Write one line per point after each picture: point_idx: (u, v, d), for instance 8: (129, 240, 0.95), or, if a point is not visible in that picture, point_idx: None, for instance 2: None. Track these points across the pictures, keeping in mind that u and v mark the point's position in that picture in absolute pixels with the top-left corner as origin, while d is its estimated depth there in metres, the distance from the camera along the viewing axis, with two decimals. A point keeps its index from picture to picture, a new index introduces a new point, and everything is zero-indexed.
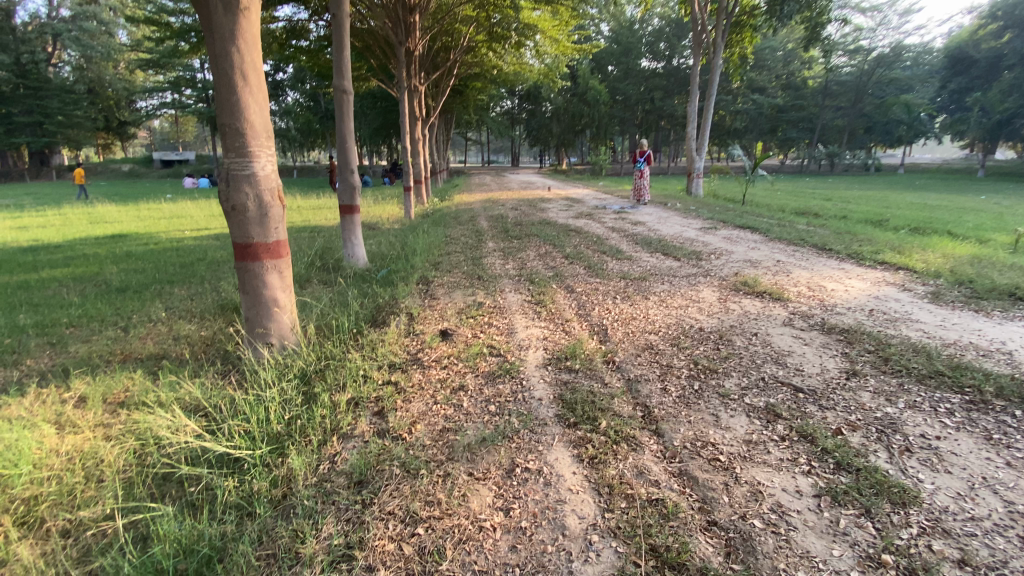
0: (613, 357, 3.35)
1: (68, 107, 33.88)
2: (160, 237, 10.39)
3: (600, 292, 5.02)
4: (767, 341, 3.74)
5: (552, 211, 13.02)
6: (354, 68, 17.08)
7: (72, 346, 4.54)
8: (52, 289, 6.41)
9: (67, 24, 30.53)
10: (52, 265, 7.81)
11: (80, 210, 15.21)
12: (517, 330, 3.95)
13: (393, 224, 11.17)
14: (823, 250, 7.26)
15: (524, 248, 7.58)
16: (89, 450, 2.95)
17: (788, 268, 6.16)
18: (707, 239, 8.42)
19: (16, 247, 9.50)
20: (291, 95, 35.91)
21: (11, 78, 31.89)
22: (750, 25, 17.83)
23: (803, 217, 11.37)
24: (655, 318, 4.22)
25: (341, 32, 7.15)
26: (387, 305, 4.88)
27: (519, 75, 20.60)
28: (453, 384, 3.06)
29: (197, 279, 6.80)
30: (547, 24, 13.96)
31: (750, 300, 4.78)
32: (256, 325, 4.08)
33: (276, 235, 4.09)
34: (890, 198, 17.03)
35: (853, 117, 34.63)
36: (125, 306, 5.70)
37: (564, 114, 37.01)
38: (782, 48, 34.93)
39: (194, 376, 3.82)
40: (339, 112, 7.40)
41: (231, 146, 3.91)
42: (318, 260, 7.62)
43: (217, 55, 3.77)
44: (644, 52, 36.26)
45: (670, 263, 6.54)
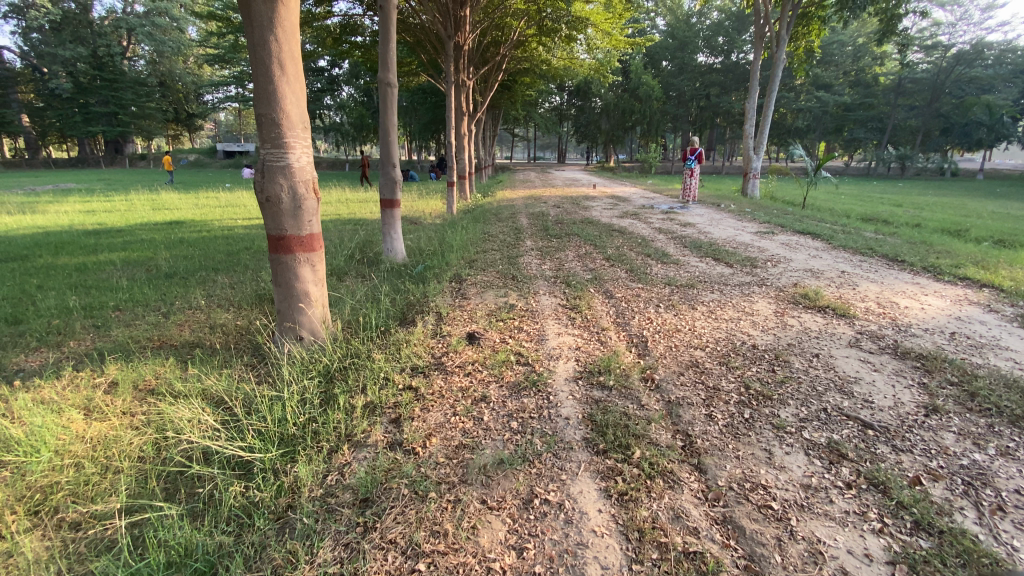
0: (653, 375, 3.04)
1: (141, 99, 36.89)
2: (213, 225, 10.77)
3: (641, 299, 4.68)
4: (830, 365, 3.34)
5: (596, 209, 12.65)
6: (405, 63, 17.22)
7: (114, 330, 4.66)
8: (106, 272, 6.69)
9: (141, 19, 32.37)
10: (111, 249, 8.18)
11: (146, 197, 16.04)
12: (548, 337, 3.71)
13: (435, 219, 11.15)
14: (894, 262, 6.60)
15: (563, 248, 7.30)
16: (112, 437, 2.95)
17: (854, 281, 5.60)
18: (762, 244, 7.87)
19: (82, 229, 10.06)
20: (346, 90, 36.89)
21: (91, 70, 34.28)
22: (818, 17, 16.74)
23: (870, 224, 10.50)
24: (702, 331, 3.87)
25: (387, 25, 7.08)
26: (418, 302, 4.74)
27: (569, 70, 20.16)
28: (474, 394, 2.86)
29: (240, 267, 6.93)
30: (598, 17, 13.56)
31: (810, 315, 4.34)
32: (286, 318, 4.03)
33: (310, 228, 4.00)
34: (968, 205, 15.59)
35: (928, 117, 32.06)
36: (170, 292, 5.83)
37: (614, 111, 36.21)
38: (852, 42, 32.71)
39: (223, 368, 3.80)
40: (383, 106, 7.33)
41: (267, 136, 3.83)
42: (358, 253, 7.63)
43: (255, 45, 3.69)
44: (701, 46, 34.82)
45: (720, 269, 6.11)
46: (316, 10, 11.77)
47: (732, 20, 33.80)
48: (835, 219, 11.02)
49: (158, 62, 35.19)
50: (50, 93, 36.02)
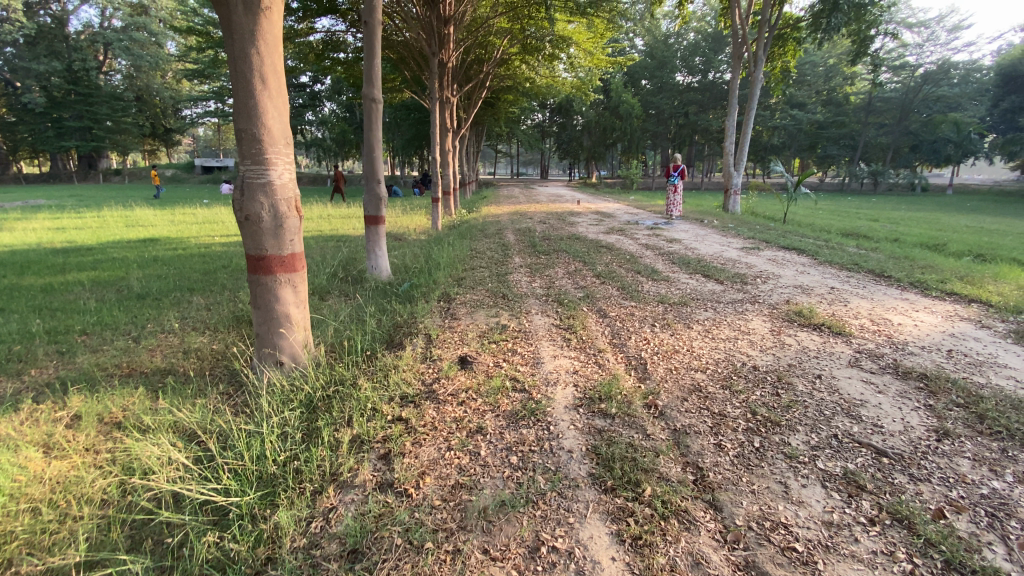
0: (655, 401, 2.91)
1: (117, 113, 36.05)
2: (189, 243, 10.42)
3: (636, 318, 4.57)
4: (833, 387, 3.24)
5: (582, 225, 12.65)
6: (388, 79, 17.19)
7: (80, 357, 4.37)
8: (73, 294, 6.36)
9: (118, 33, 31.91)
10: (80, 268, 7.81)
11: (119, 213, 15.55)
12: (544, 360, 3.55)
13: (419, 235, 10.98)
14: (881, 277, 6.64)
15: (552, 265, 7.19)
16: (72, 479, 2.69)
17: (845, 297, 5.59)
18: (750, 260, 7.87)
19: (50, 248, 9.64)
20: (328, 105, 36.78)
21: (65, 84, 33.57)
22: (794, 38, 17.24)
23: (852, 239, 10.63)
24: (700, 352, 3.76)
25: (372, 39, 6.96)
26: (405, 324, 4.56)
27: (551, 87, 20.35)
28: (469, 426, 2.68)
29: (218, 287, 6.67)
30: (581, 36, 13.73)
31: (807, 334, 4.27)
32: (265, 342, 3.82)
33: (291, 247, 3.81)
34: (942, 220, 16.03)
35: (898, 135, 33.19)
36: (142, 314, 5.55)
37: (595, 128, 36.74)
38: (823, 63, 33.83)
39: (197, 398, 3.56)
40: (367, 122, 7.19)
41: (247, 152, 3.66)
42: (342, 271, 7.41)
43: (236, 57, 3.53)
44: (679, 66, 35.61)
45: (711, 286, 6.06)
46: (299, 27, 11.70)
47: (709, 41, 34.69)
48: (817, 235, 11.17)
49: (135, 77, 34.67)
50: (21, 108, 35.12)
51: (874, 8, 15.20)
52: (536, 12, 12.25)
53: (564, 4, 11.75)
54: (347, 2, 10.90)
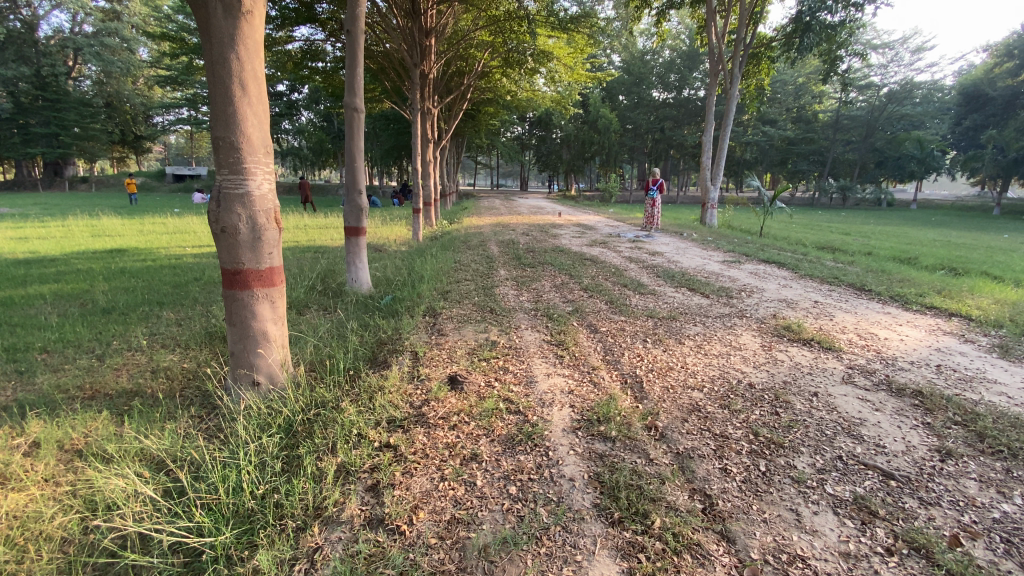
0: (655, 422, 2.81)
1: (86, 120, 34.73)
2: (160, 254, 10.02)
3: (626, 333, 4.50)
4: (831, 405, 3.19)
5: (565, 237, 12.68)
6: (369, 90, 17.05)
7: (39, 377, 4.04)
8: (33, 308, 5.98)
9: (89, 38, 31.13)
10: (41, 280, 7.39)
11: (84, 222, 14.95)
12: (537, 379, 3.43)
13: (401, 247, 10.81)
14: (862, 291, 6.73)
15: (538, 278, 7.10)
16: (28, 514, 2.43)
17: (830, 311, 5.62)
18: (732, 273, 7.94)
19: (9, 258, 9.16)
20: (306, 115, 36.40)
21: (31, 89, 32.47)
22: (767, 57, 17.77)
23: (830, 253, 10.83)
24: (695, 368, 3.69)
25: (355, 48, 6.83)
26: (390, 340, 4.39)
27: (532, 101, 20.46)
28: (463, 453, 2.54)
29: (189, 301, 6.37)
30: (562, 50, 13.83)
31: (798, 349, 4.24)
32: (242, 361, 3.61)
33: (270, 261, 3.63)
34: (910, 233, 16.53)
35: (864, 151, 34.42)
36: (108, 330, 5.23)
37: (575, 142, 37.19)
38: (793, 82, 34.95)
39: (166, 423, 3.31)
40: (348, 132, 7.03)
41: (225, 161, 3.47)
42: (320, 283, 7.18)
43: (214, 62, 3.36)
44: (655, 82, 36.36)
45: (698, 299, 6.05)
46: (277, 35, 11.53)
47: (684, 59, 35.17)
48: (795, 248, 11.37)
49: (105, 83, 33.81)
50: None
51: (844, 29, 15.71)
52: (518, 26, 12.29)
53: (545, 18, 11.81)
54: (326, 11, 10.78)
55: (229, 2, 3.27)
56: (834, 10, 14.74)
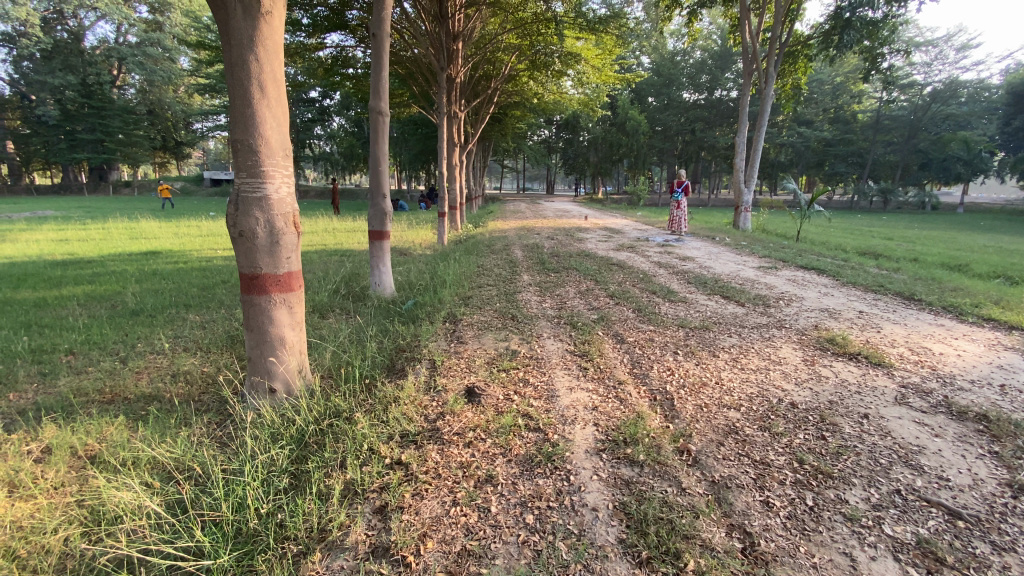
0: (688, 445, 2.59)
1: (128, 126, 36.35)
2: (191, 256, 10.24)
3: (656, 344, 4.25)
4: (885, 428, 2.89)
5: (591, 241, 12.45)
6: (397, 94, 17.16)
7: (62, 379, 4.08)
8: (66, 309, 6.12)
9: (134, 49, 32.54)
10: (77, 282, 7.60)
11: (125, 225, 15.48)
12: (559, 392, 3.23)
13: (425, 250, 10.79)
14: (910, 300, 6.29)
15: (563, 283, 6.90)
16: (33, 525, 2.39)
17: (877, 322, 5.23)
18: (768, 280, 7.57)
19: (50, 259, 9.50)
20: (337, 120, 37.13)
21: (79, 98, 34.10)
22: (804, 56, 17.09)
23: (872, 259, 10.27)
24: (731, 385, 3.43)
25: (380, 52, 6.79)
26: (408, 347, 4.26)
27: (559, 104, 20.26)
28: (478, 473, 2.37)
29: (214, 304, 6.42)
30: (590, 53, 13.61)
31: (844, 364, 3.92)
32: (259, 367, 3.53)
33: (288, 266, 3.54)
34: (958, 239, 15.63)
35: (906, 153, 32.91)
36: (134, 332, 5.29)
37: (602, 144, 36.82)
38: (830, 81, 33.77)
39: (180, 430, 3.26)
40: (373, 136, 6.98)
41: (243, 164, 3.40)
42: (344, 287, 7.15)
43: (233, 64, 3.29)
44: (686, 84, 35.62)
45: (732, 308, 5.74)
46: (308, 41, 11.67)
47: (716, 59, 34.44)
48: (833, 253, 10.83)
49: (148, 91, 35.26)
50: (36, 120, 35.76)
51: (887, 24, 14.98)
52: (545, 28, 12.12)
53: (573, 20, 11.61)
54: (356, 18, 10.83)
55: (248, 3, 3.21)
56: (876, 6, 14.08)
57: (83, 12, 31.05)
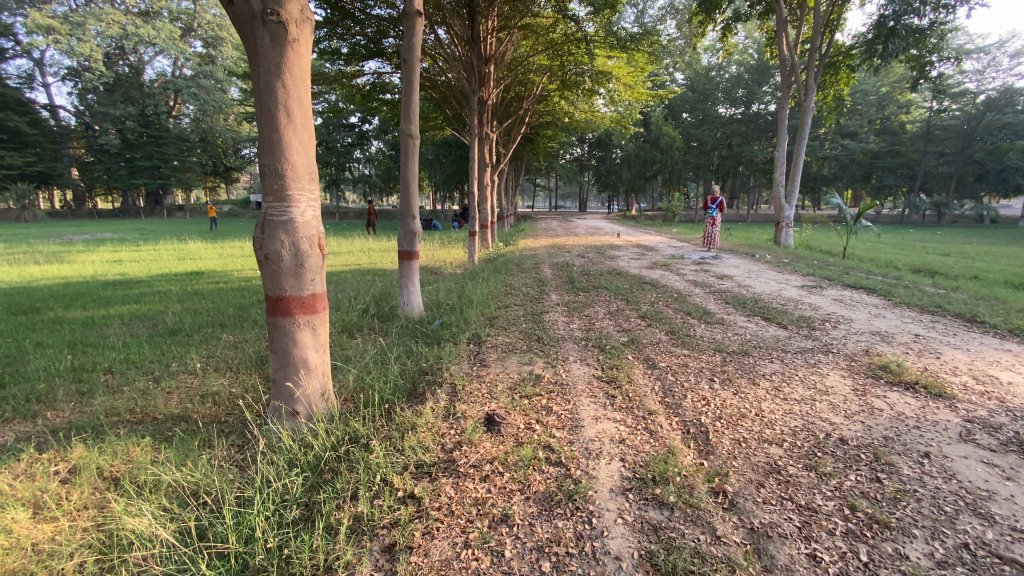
0: (723, 486, 2.38)
1: (182, 153, 38.62)
2: (231, 276, 10.58)
3: (690, 370, 4.01)
4: (948, 470, 2.58)
5: (623, 259, 12.21)
6: (431, 117, 17.56)
7: (97, 399, 4.19)
8: (109, 328, 6.36)
9: (189, 81, 34.79)
10: (124, 301, 7.94)
11: (174, 246, 16.27)
12: (584, 423, 3.05)
13: (455, 269, 10.82)
14: (972, 322, 5.78)
15: (592, 304, 6.72)
16: (51, 549, 2.39)
17: (936, 347, 4.79)
18: (813, 300, 7.14)
19: (102, 280, 10.02)
20: (375, 144, 38.35)
21: (138, 128, 36.53)
22: (846, 66, 16.49)
23: (927, 276, 9.61)
24: (773, 417, 3.16)
25: (410, 77, 6.90)
26: (430, 370, 4.17)
27: (590, 122, 20.21)
28: (493, 512, 2.23)
29: (248, 324, 6.54)
30: (621, 70, 13.52)
31: (899, 396, 3.57)
32: (283, 390, 3.47)
33: (313, 288, 3.49)
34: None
35: (960, 164, 31.13)
36: (170, 352, 5.42)
37: (635, 161, 36.55)
38: (875, 92, 32.53)
39: (201, 453, 3.25)
40: (403, 158, 7.06)
41: (270, 189, 3.40)
42: (373, 307, 7.19)
43: (261, 91, 3.32)
44: (721, 98, 34.98)
45: (773, 331, 5.40)
46: (346, 69, 12.08)
47: (752, 73, 33.82)
48: (884, 271, 10.22)
49: (201, 120, 37.34)
50: (100, 149, 38.45)
51: (935, 31, 14.30)
52: (576, 48, 12.14)
53: (603, 39, 11.59)
54: (393, 45, 11.16)
55: (276, 32, 3.23)
56: (922, 13, 13.49)
57: (143, 48, 33.33)
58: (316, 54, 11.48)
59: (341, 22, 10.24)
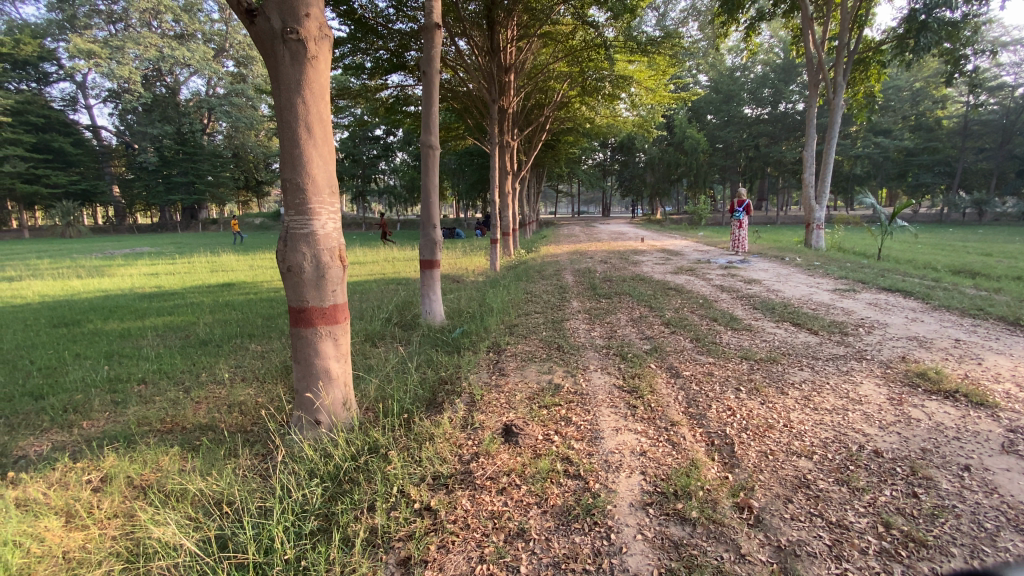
0: (749, 501, 2.29)
1: (216, 169, 40.07)
2: (260, 287, 10.87)
3: (715, 380, 3.89)
4: (991, 483, 2.42)
5: (646, 265, 12.04)
6: (453, 127, 17.78)
7: (130, 408, 4.34)
8: (144, 339, 6.60)
9: (221, 99, 36.15)
10: (159, 313, 8.25)
11: (207, 258, 16.83)
12: (603, 434, 2.99)
13: (478, 277, 10.86)
14: (1018, 326, 5.46)
15: (614, 310, 6.62)
16: (82, 557, 2.46)
17: (978, 353, 4.54)
18: (845, 305, 6.89)
19: (140, 292, 10.42)
20: (399, 155, 39.03)
21: (175, 145, 38.09)
22: (877, 62, 15.95)
23: (968, 278, 9.15)
24: (802, 428, 3.04)
25: (430, 89, 6.98)
26: (450, 379, 4.16)
27: (612, 127, 20.09)
28: (509, 526, 2.20)
29: (275, 334, 6.68)
30: (642, 74, 13.41)
31: (937, 405, 3.38)
32: (305, 400, 3.49)
33: (334, 298, 3.49)
34: None
35: (1000, 161, 29.46)
36: (200, 362, 5.58)
37: (659, 165, 36.22)
38: (909, 87, 31.41)
39: (226, 462, 3.31)
40: (424, 169, 7.13)
41: (292, 202, 3.44)
42: (396, 315, 7.26)
43: (282, 107, 3.37)
44: (747, 99, 34.28)
45: (803, 337, 5.22)
46: (370, 83, 12.34)
47: (778, 72, 33.11)
48: (923, 273, 9.77)
49: (233, 137, 38.72)
50: (140, 167, 40.23)
51: (970, 23, 13.73)
52: (595, 54, 12.11)
53: (622, 44, 11.54)
54: (414, 58, 11.35)
55: (296, 50, 3.29)
56: (955, 5, 12.99)
57: (179, 69, 34.78)
58: (341, 70, 11.77)
59: (364, 38, 10.48)
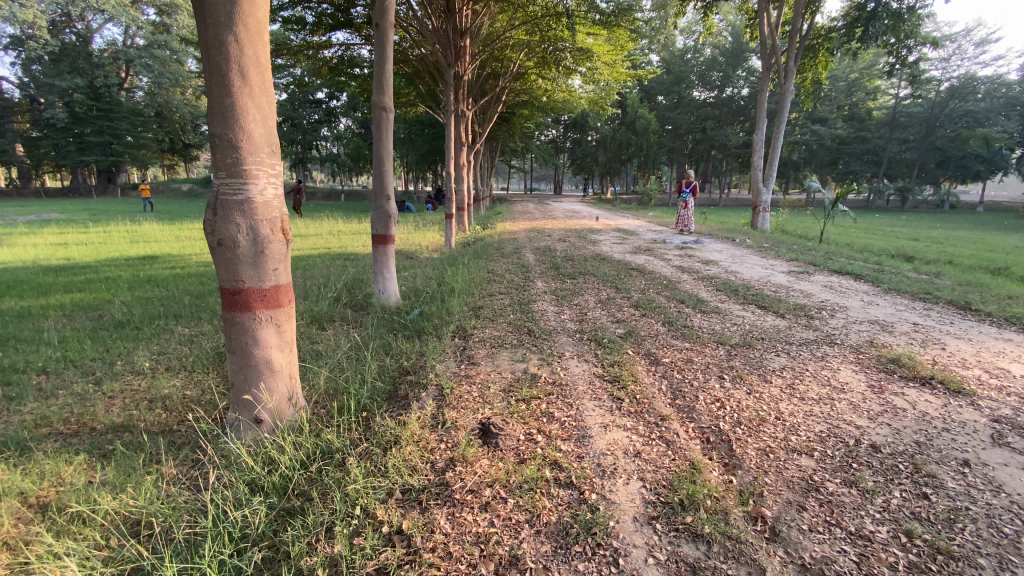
0: (761, 510, 2.08)
1: (136, 128, 36.30)
2: (189, 260, 9.80)
3: (696, 368, 3.69)
4: (993, 481, 2.34)
5: (605, 244, 11.92)
6: (403, 94, 16.74)
7: (27, 406, 3.62)
8: (46, 321, 5.66)
9: (141, 51, 32.60)
10: (66, 289, 7.17)
11: (126, 228, 15.06)
12: (591, 433, 2.71)
13: (433, 253, 10.31)
14: (965, 310, 5.69)
15: (581, 291, 6.36)
16: None
17: (938, 337, 4.63)
18: (803, 287, 6.96)
19: (42, 264, 9.10)
20: (344, 122, 36.96)
21: (86, 100, 34.09)
22: (825, 49, 16.34)
23: (905, 262, 9.63)
24: (795, 421, 2.89)
25: (383, 44, 6.27)
26: (412, 369, 3.76)
27: (568, 102, 19.73)
28: (499, 553, 1.89)
29: (206, 315, 5.94)
30: (601, 49, 12.98)
31: (918, 393, 3.35)
32: (243, 400, 2.97)
33: (276, 278, 2.97)
34: (987, 239, 14.91)
35: (923, 151, 31.88)
36: (117, 347, 4.84)
37: (610, 143, 36.23)
38: (845, 78, 32.87)
39: (147, 472, 2.76)
40: (377, 133, 6.46)
41: (222, 163, 2.83)
42: (346, 295, 6.66)
43: (208, 45, 2.73)
44: (696, 82, 34.88)
45: (772, 320, 5.18)
46: (312, 40, 11.20)
47: (727, 56, 33.77)
48: (867, 257, 10.16)
49: (155, 93, 35.12)
50: (46, 124, 35.87)
51: (912, 17, 14.25)
52: (553, 23, 11.55)
53: (584, 14, 11.08)
54: (361, 15, 10.31)
55: None
56: None
57: (90, 14, 30.97)
58: (280, 23, 10.62)
59: None
